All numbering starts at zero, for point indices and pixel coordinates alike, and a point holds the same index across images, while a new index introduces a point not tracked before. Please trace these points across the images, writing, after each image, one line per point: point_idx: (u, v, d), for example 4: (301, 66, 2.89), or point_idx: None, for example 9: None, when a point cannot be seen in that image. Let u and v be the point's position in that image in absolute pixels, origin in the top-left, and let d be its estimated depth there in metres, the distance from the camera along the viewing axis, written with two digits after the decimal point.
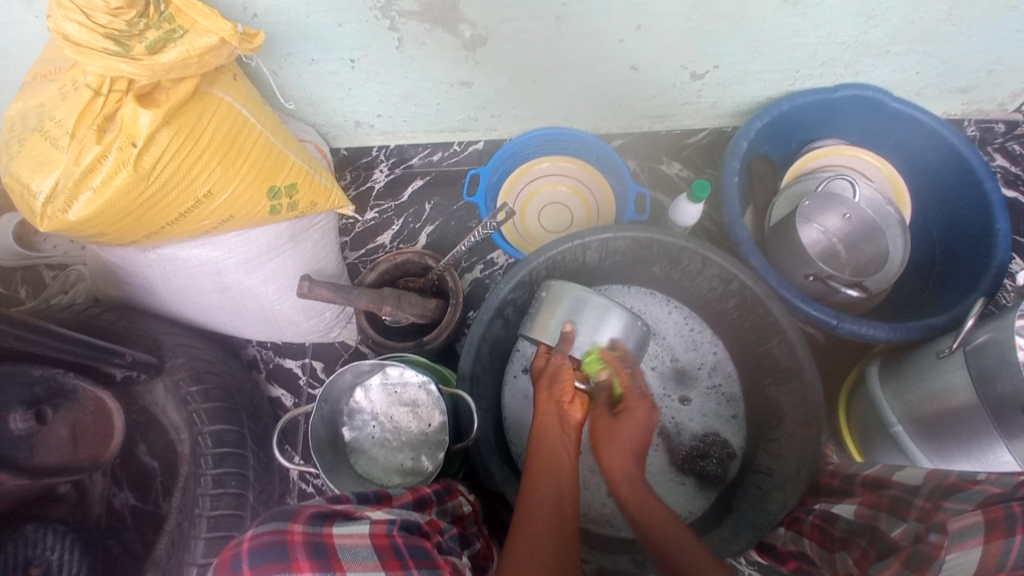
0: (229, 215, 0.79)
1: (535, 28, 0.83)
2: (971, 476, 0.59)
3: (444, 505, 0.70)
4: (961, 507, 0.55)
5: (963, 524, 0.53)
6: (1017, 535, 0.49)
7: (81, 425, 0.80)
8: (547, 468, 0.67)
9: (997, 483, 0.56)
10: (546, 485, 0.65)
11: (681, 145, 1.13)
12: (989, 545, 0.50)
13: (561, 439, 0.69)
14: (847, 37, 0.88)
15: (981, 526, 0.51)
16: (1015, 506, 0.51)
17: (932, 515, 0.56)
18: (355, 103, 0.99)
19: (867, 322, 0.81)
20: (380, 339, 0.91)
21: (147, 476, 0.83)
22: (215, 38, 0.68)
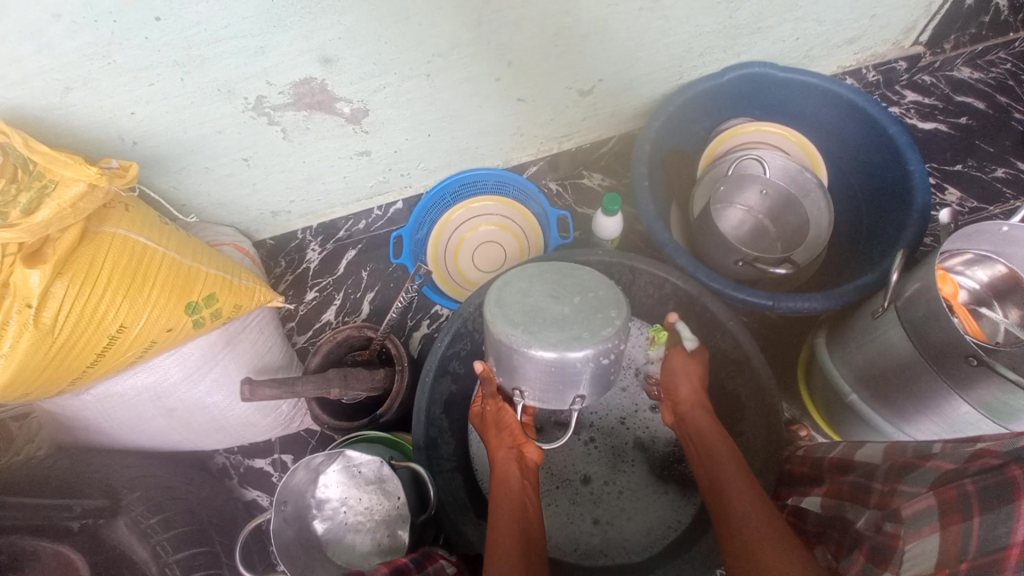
0: (152, 341, 0.79)
1: (410, 88, 0.84)
2: (924, 448, 0.57)
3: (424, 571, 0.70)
4: (916, 489, 0.54)
5: (917, 509, 0.52)
6: (973, 519, 0.47)
7: None
8: (508, 503, 0.70)
9: (950, 456, 0.53)
10: (507, 506, 0.70)
11: (596, 156, 1.13)
12: (947, 532, 0.48)
13: (511, 487, 0.72)
14: (715, 26, 0.89)
15: (935, 510, 0.50)
16: (966, 483, 0.49)
17: (889, 500, 0.56)
18: (264, 194, 0.99)
19: (800, 296, 0.80)
20: (337, 422, 0.90)
21: None
22: (84, 185, 0.69)
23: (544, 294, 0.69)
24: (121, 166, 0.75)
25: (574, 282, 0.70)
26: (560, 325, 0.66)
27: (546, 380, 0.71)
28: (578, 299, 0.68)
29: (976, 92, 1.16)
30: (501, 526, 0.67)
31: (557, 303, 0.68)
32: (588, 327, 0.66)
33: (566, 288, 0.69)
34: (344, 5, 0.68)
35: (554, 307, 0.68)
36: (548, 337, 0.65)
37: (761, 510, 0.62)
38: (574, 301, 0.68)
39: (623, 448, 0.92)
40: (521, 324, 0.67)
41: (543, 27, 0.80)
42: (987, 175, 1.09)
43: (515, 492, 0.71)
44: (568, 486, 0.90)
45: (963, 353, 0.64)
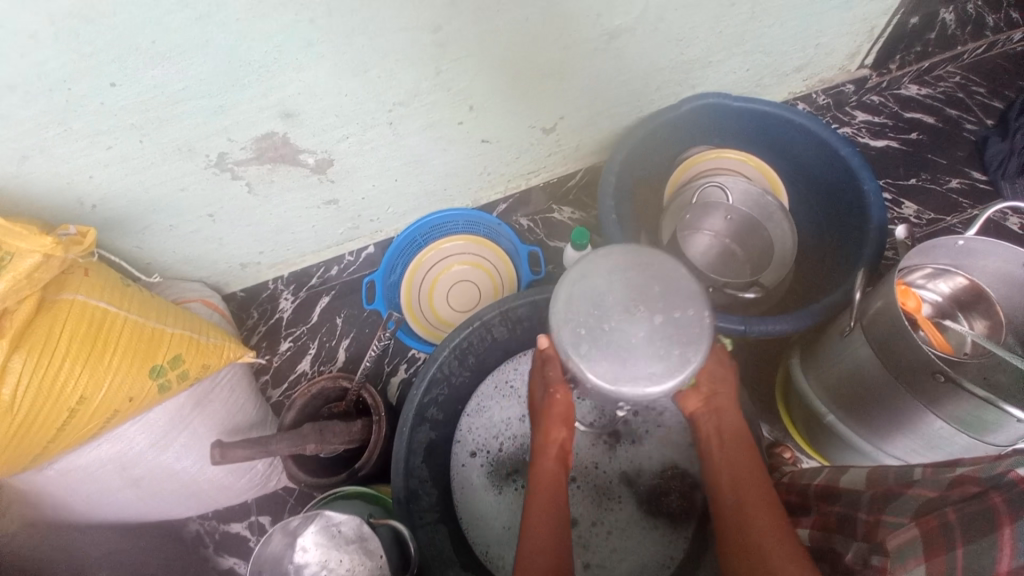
0: (115, 409, 0.76)
1: (374, 136, 0.84)
2: (906, 476, 0.58)
3: None
4: (900, 521, 0.54)
5: (901, 541, 0.52)
6: (957, 549, 0.47)
7: None
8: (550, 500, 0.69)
9: (930, 483, 0.55)
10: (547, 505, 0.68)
11: (565, 189, 1.15)
12: (931, 564, 0.48)
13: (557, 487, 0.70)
14: (669, 61, 0.92)
15: (919, 542, 0.50)
16: (948, 513, 0.50)
17: (875, 531, 0.56)
18: (232, 248, 0.97)
19: (771, 320, 0.81)
20: (314, 479, 0.87)
21: None
22: (39, 255, 0.67)
23: (617, 303, 0.64)
24: (78, 232, 0.74)
25: (662, 293, 0.65)
26: (626, 344, 0.63)
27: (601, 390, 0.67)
28: (664, 307, 0.64)
29: (924, 107, 1.21)
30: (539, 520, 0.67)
31: (629, 316, 0.64)
32: (659, 353, 0.62)
33: (650, 305, 0.64)
34: (301, 63, 0.68)
35: (633, 322, 0.63)
36: (610, 354, 0.62)
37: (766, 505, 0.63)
38: (657, 312, 0.63)
39: (609, 486, 0.90)
40: (583, 329, 0.64)
41: (500, 71, 0.81)
42: (941, 186, 1.13)
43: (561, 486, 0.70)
44: None
45: (931, 369, 0.65)
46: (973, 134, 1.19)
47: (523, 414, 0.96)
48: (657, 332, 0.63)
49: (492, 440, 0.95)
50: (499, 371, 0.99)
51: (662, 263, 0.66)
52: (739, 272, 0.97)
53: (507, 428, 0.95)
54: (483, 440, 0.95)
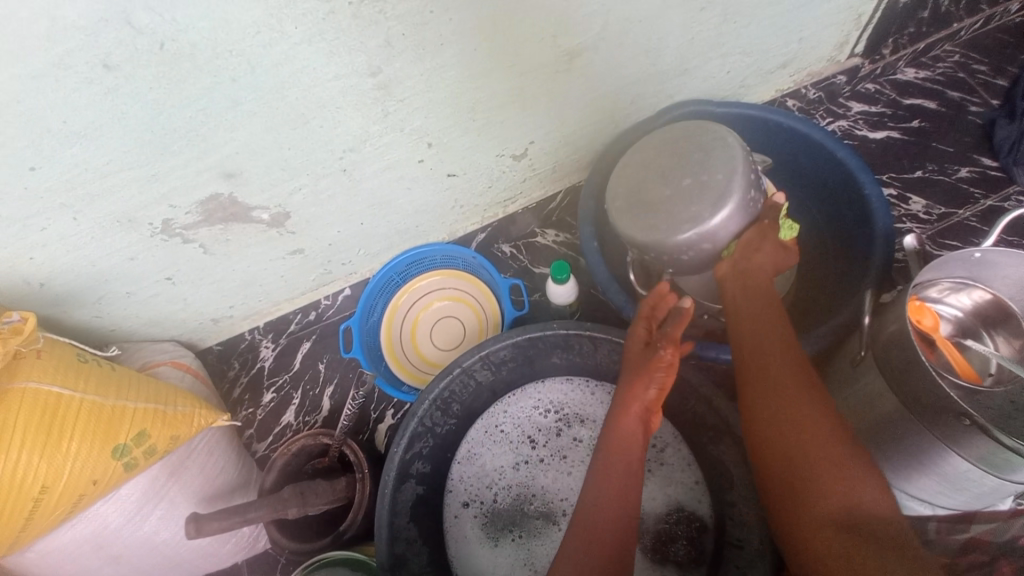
0: (82, 494, 0.73)
1: (330, 184, 0.80)
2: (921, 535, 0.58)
3: None
4: None
5: None
6: None
7: None
8: (622, 462, 0.65)
9: None
10: (620, 470, 0.65)
11: (546, 211, 1.09)
12: None
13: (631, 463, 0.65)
14: (640, 74, 0.86)
15: None
16: None
17: None
18: (199, 306, 0.94)
19: None
20: (297, 545, 0.83)
21: None
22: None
23: (652, 178, 0.75)
24: (20, 318, 0.71)
25: (690, 177, 0.73)
26: (660, 210, 0.73)
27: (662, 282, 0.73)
28: (715, 178, 0.71)
29: (924, 92, 1.11)
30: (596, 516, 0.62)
31: (659, 186, 0.74)
32: (701, 208, 0.71)
33: (742, 163, 0.71)
34: (232, 123, 0.63)
35: (724, 177, 0.71)
36: (644, 227, 0.73)
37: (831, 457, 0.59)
38: (682, 188, 0.73)
39: None
40: (621, 206, 0.76)
41: (455, 105, 0.75)
42: (950, 177, 1.05)
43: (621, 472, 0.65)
44: None
45: (952, 411, 0.59)
46: (978, 117, 1.09)
47: (517, 461, 0.91)
48: (747, 185, 0.71)
49: (485, 490, 0.90)
50: (488, 415, 0.94)
51: (691, 138, 0.75)
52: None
53: (500, 476, 0.91)
54: (476, 490, 0.91)
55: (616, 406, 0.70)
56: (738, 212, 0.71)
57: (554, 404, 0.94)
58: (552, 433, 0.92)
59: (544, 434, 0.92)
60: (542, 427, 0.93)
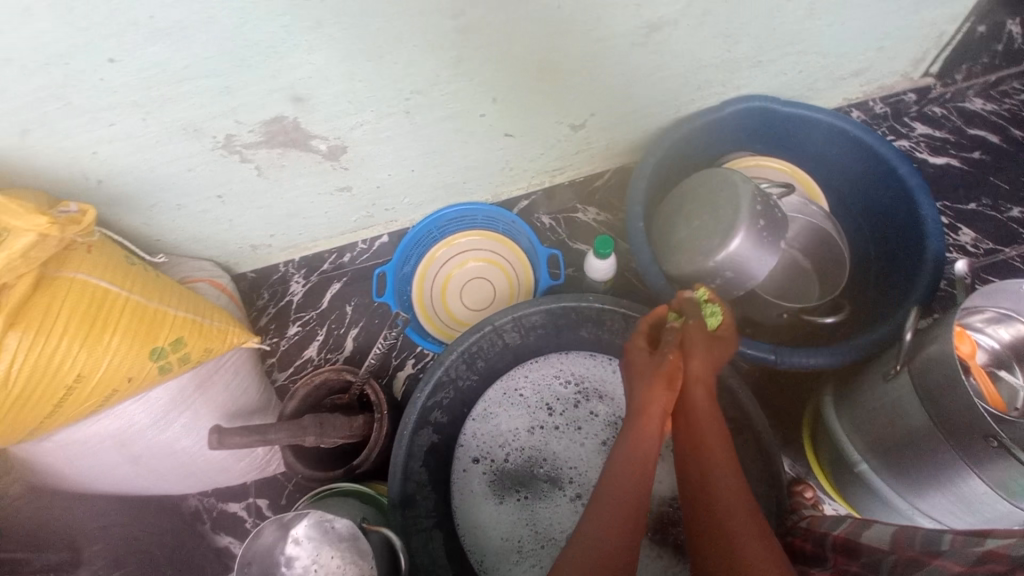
0: (114, 388, 0.75)
1: (391, 124, 0.80)
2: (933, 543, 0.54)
3: None
4: None
5: None
6: None
7: None
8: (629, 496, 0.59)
9: (957, 556, 0.51)
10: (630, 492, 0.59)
11: (591, 189, 1.09)
12: None
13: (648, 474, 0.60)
14: (712, 59, 0.85)
15: None
16: None
17: None
18: (243, 229, 0.95)
19: (806, 352, 0.77)
20: (311, 472, 0.86)
21: None
22: (33, 234, 0.65)
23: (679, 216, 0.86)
24: (78, 210, 0.72)
25: (705, 215, 0.82)
26: (682, 245, 0.84)
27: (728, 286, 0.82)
28: (725, 216, 0.80)
29: (989, 125, 1.09)
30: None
31: (680, 223, 0.85)
32: (705, 242, 0.81)
33: (746, 200, 0.78)
34: (311, 45, 0.64)
35: (731, 214, 0.79)
36: (676, 263, 0.84)
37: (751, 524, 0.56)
38: (700, 226, 0.82)
39: None
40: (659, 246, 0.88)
41: (528, 63, 0.75)
42: (1002, 214, 1.03)
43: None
44: (555, 545, 0.86)
45: (983, 432, 0.59)
46: None
47: (531, 425, 0.93)
48: (752, 219, 0.78)
49: (497, 449, 0.93)
50: (509, 376, 0.96)
51: (708, 176, 0.84)
52: (807, 291, 0.91)
53: (513, 438, 0.93)
54: (488, 447, 0.93)
55: (632, 409, 0.66)
56: (749, 242, 0.78)
57: (576, 376, 0.96)
58: (570, 404, 0.94)
59: (562, 404, 0.94)
60: (560, 397, 0.95)
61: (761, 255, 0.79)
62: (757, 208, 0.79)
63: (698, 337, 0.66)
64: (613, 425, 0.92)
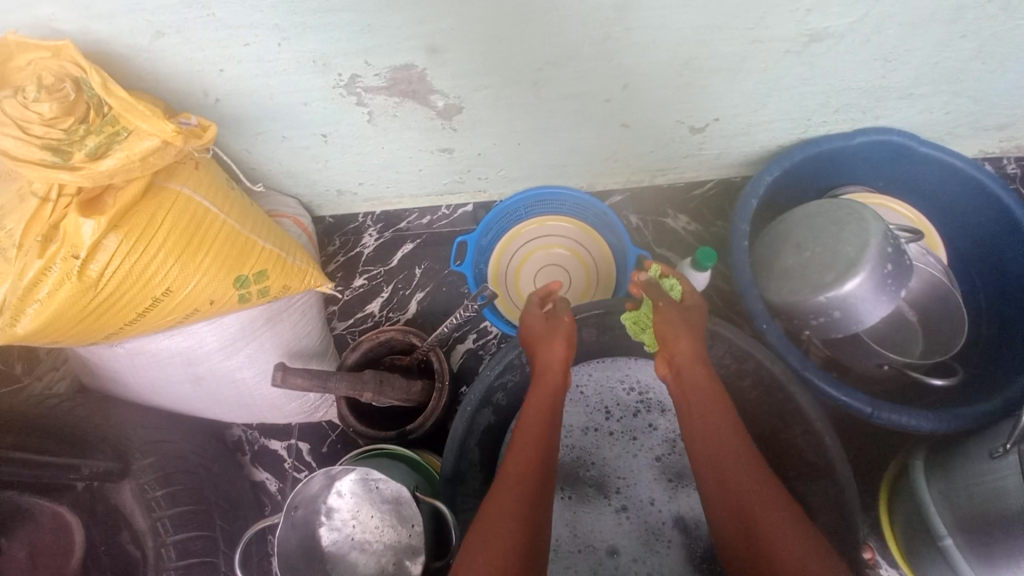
0: (196, 308, 0.74)
1: (514, 93, 0.77)
2: None
3: None
4: None
5: None
6: None
7: (40, 544, 0.77)
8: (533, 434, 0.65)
9: None
10: (531, 439, 0.65)
11: (686, 196, 1.05)
12: None
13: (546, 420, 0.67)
14: (860, 84, 0.79)
15: None
16: None
17: None
18: (335, 173, 0.94)
19: (907, 412, 0.73)
20: (366, 429, 0.85)
21: (131, 561, 0.78)
22: (157, 140, 0.65)
23: (791, 240, 0.81)
24: (197, 125, 0.71)
25: (820, 245, 0.78)
26: (789, 271, 0.79)
27: (831, 322, 0.77)
28: (848, 251, 0.75)
29: None
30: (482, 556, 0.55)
31: (791, 248, 0.80)
32: (819, 274, 0.76)
33: (877, 238, 0.74)
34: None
35: (856, 251, 0.74)
36: (780, 289, 0.80)
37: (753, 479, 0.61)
38: (813, 257, 0.78)
39: (659, 527, 0.85)
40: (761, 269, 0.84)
41: (673, 55, 0.71)
42: None
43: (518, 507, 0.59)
44: (593, 551, 0.85)
45: None
46: None
47: (587, 426, 0.91)
48: (880, 259, 0.73)
49: None
50: (573, 372, 0.93)
51: (836, 206, 0.79)
52: (907, 346, 0.86)
53: (566, 434, 0.90)
54: None
55: (540, 364, 0.73)
56: (869, 284, 0.73)
57: (640, 385, 0.92)
58: (630, 411, 0.91)
59: (621, 410, 0.91)
60: (621, 403, 0.92)
61: (879, 298, 0.75)
62: (888, 248, 0.74)
63: (666, 321, 0.71)
64: (671, 442, 0.89)
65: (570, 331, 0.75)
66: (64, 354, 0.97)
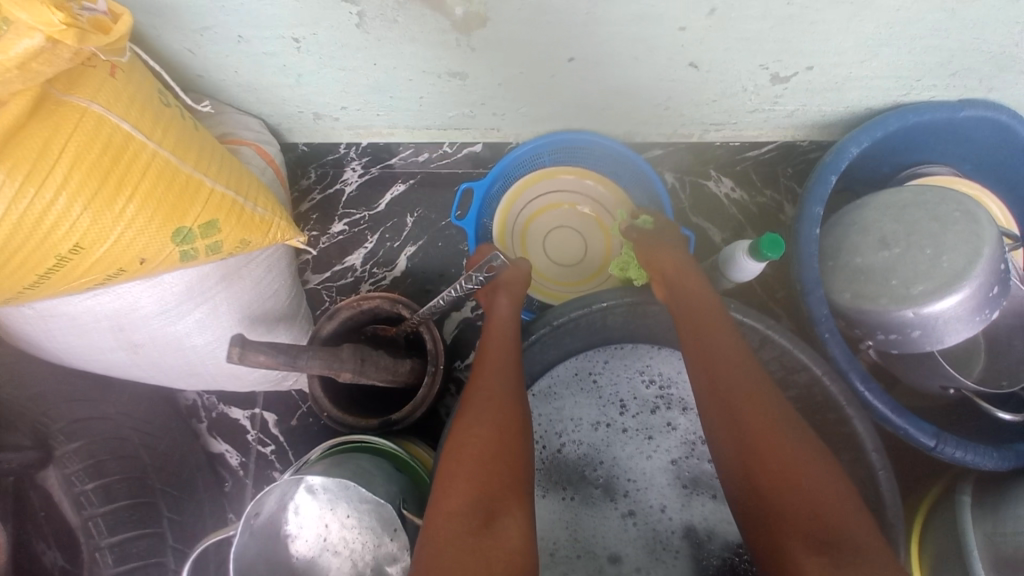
0: (121, 270, 0.56)
1: (561, 6, 0.56)
2: None
3: None
4: None
5: None
6: None
7: None
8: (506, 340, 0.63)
9: None
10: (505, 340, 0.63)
11: (736, 159, 0.89)
12: None
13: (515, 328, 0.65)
14: (1001, 43, 0.62)
15: None
16: None
17: None
18: (309, 92, 0.72)
19: (970, 446, 0.64)
20: (341, 414, 0.72)
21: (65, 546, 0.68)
22: (41, 38, 0.45)
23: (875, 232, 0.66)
24: (105, 12, 0.50)
25: (913, 246, 0.64)
26: (871, 273, 0.65)
27: (909, 340, 0.64)
28: (948, 259, 0.61)
29: None
30: (469, 432, 0.51)
31: (876, 245, 0.66)
32: (908, 283, 0.63)
33: (990, 249, 0.61)
34: None
35: (961, 261, 0.61)
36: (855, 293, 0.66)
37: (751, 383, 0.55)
38: (901, 256, 0.64)
39: (668, 536, 0.75)
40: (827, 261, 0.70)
41: None
42: None
43: (499, 395, 0.55)
44: (593, 558, 0.75)
45: None
46: None
47: (597, 420, 0.79)
48: (989, 279, 0.61)
49: (553, 436, 0.79)
50: (586, 358, 0.81)
51: (939, 201, 0.65)
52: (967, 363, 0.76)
53: (573, 428, 0.79)
54: (543, 432, 0.79)
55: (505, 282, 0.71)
56: (969, 303, 0.60)
57: (662, 378, 0.80)
58: (647, 407, 0.79)
59: (638, 405, 0.79)
60: (639, 397, 0.80)
61: (973, 319, 0.62)
62: (999, 267, 0.61)
63: (642, 243, 0.73)
64: (690, 445, 0.78)
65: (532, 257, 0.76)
66: None
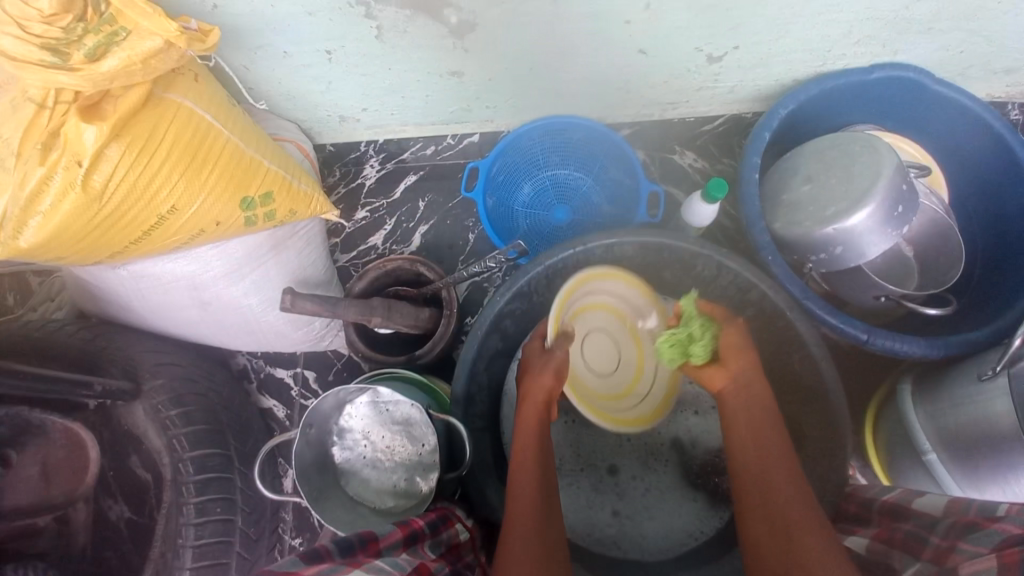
0: (201, 230, 0.73)
1: (532, 10, 0.73)
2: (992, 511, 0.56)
3: (438, 536, 0.66)
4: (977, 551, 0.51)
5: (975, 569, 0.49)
6: None
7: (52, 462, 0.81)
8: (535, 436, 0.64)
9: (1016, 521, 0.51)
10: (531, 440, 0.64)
11: (695, 133, 1.05)
12: None
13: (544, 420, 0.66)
14: (885, 14, 0.78)
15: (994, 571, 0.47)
16: None
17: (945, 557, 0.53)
18: (338, 96, 0.90)
19: (901, 338, 0.75)
20: (372, 353, 0.87)
21: (140, 486, 0.82)
22: (159, 40, 0.61)
23: (803, 173, 0.81)
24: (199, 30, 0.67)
25: (834, 179, 0.78)
26: (802, 204, 0.79)
27: (838, 253, 0.78)
28: (859, 184, 0.76)
29: None
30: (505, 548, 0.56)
31: (801, 181, 0.81)
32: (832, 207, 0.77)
33: (891, 172, 0.75)
34: None
35: (870, 183, 0.75)
36: (791, 222, 0.80)
37: (797, 491, 0.58)
38: (823, 188, 0.79)
39: (658, 446, 0.88)
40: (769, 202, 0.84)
41: None
42: None
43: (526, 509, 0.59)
44: (594, 469, 0.87)
45: None
46: None
47: None
48: (893, 198, 0.75)
49: None
50: None
51: (850, 141, 0.80)
52: (903, 279, 0.89)
53: None
54: None
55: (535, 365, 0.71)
56: (878, 215, 0.74)
57: None
58: None
59: None
60: None
61: (886, 228, 0.76)
62: (899, 187, 0.75)
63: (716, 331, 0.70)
64: None
65: (560, 362, 0.70)
66: (59, 285, 0.96)
